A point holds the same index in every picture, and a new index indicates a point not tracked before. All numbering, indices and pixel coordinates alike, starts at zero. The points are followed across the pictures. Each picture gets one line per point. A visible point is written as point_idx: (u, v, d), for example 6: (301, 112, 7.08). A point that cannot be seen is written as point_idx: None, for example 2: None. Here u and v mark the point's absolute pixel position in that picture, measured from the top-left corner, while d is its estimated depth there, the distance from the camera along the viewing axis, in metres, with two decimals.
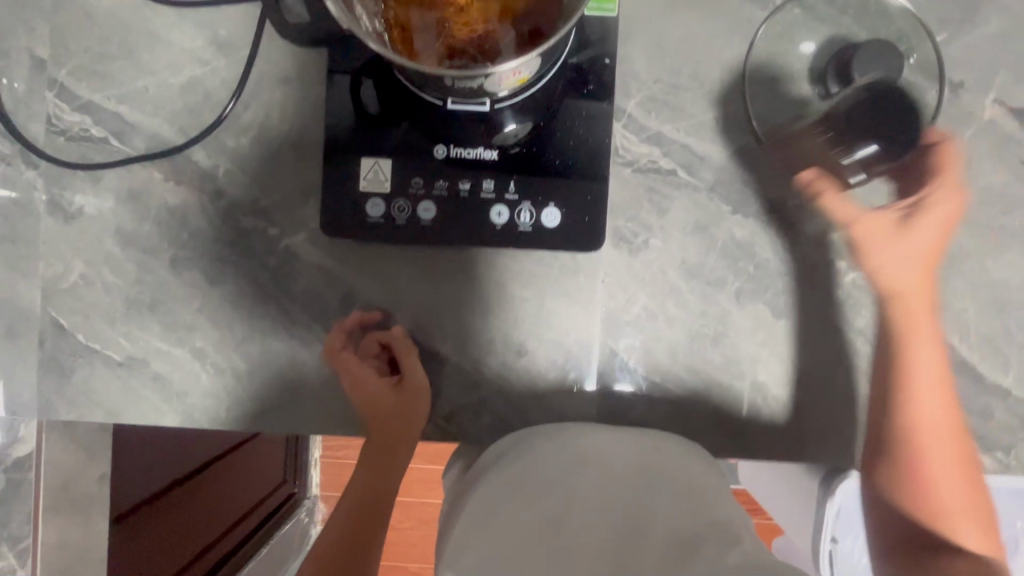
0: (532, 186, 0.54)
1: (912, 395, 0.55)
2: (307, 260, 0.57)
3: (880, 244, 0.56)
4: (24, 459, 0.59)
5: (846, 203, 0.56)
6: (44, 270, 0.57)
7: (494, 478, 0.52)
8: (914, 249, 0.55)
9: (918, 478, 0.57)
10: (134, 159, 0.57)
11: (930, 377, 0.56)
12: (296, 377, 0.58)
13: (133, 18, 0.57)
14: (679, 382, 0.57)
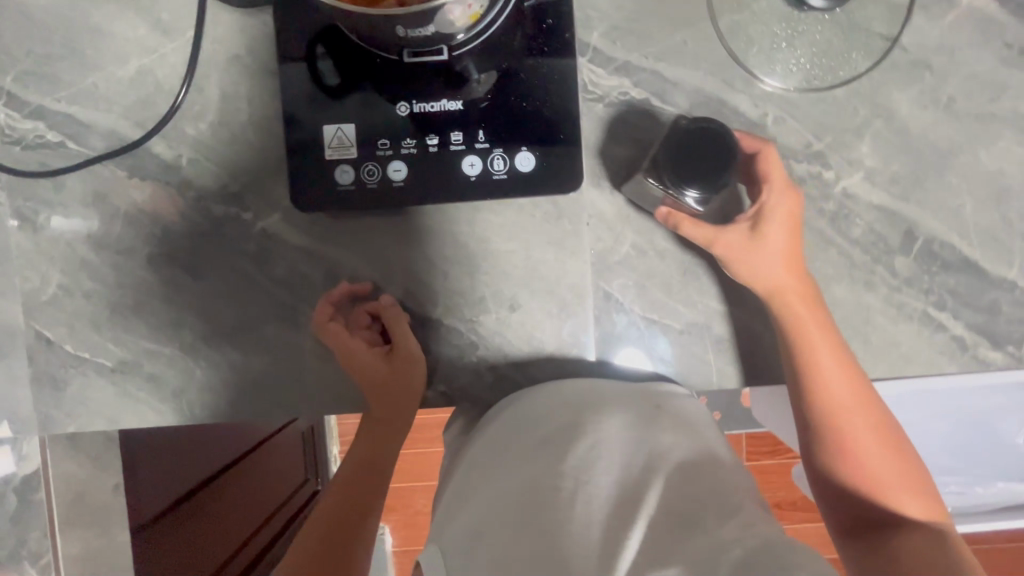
0: (502, 132, 0.53)
1: (814, 385, 0.52)
2: (284, 240, 0.56)
3: (742, 256, 0.53)
4: (32, 476, 0.59)
5: (701, 223, 0.52)
6: (22, 284, 0.56)
7: (480, 448, 0.57)
8: (772, 252, 0.52)
9: (851, 462, 0.53)
10: (95, 160, 0.55)
11: (829, 362, 0.52)
12: (290, 360, 0.57)
13: (71, 13, 0.55)
14: (676, 315, 0.57)
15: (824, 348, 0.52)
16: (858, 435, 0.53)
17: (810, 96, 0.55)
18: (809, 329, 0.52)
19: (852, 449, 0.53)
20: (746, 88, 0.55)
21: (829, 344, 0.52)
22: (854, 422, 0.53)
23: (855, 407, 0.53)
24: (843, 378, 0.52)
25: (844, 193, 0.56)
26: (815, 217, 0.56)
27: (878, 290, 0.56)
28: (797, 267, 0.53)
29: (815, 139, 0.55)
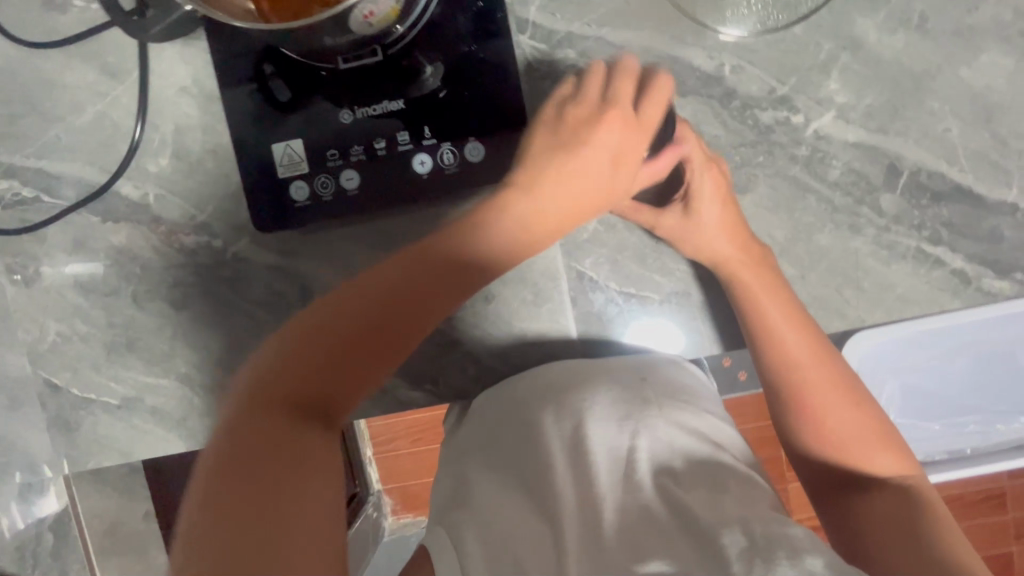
0: (448, 125, 0.52)
1: (778, 359, 0.54)
2: (256, 263, 0.57)
3: (683, 236, 0.54)
4: (63, 514, 0.63)
5: (639, 211, 0.54)
6: (24, 337, 0.59)
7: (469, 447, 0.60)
8: (707, 230, 0.54)
9: (817, 421, 0.55)
10: (69, 209, 0.57)
11: (789, 334, 0.54)
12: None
13: (26, 70, 0.56)
14: (654, 286, 0.55)
15: (784, 321, 0.53)
16: (829, 400, 0.55)
17: (767, 38, 0.52)
18: (767, 303, 0.53)
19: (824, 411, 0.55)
20: (699, 40, 0.53)
21: (789, 316, 0.53)
22: (823, 387, 0.55)
23: (820, 373, 0.55)
24: (805, 346, 0.54)
25: (817, 135, 0.53)
26: (789, 165, 0.53)
27: (866, 232, 0.53)
28: (740, 237, 0.53)
29: (778, 84, 0.52)
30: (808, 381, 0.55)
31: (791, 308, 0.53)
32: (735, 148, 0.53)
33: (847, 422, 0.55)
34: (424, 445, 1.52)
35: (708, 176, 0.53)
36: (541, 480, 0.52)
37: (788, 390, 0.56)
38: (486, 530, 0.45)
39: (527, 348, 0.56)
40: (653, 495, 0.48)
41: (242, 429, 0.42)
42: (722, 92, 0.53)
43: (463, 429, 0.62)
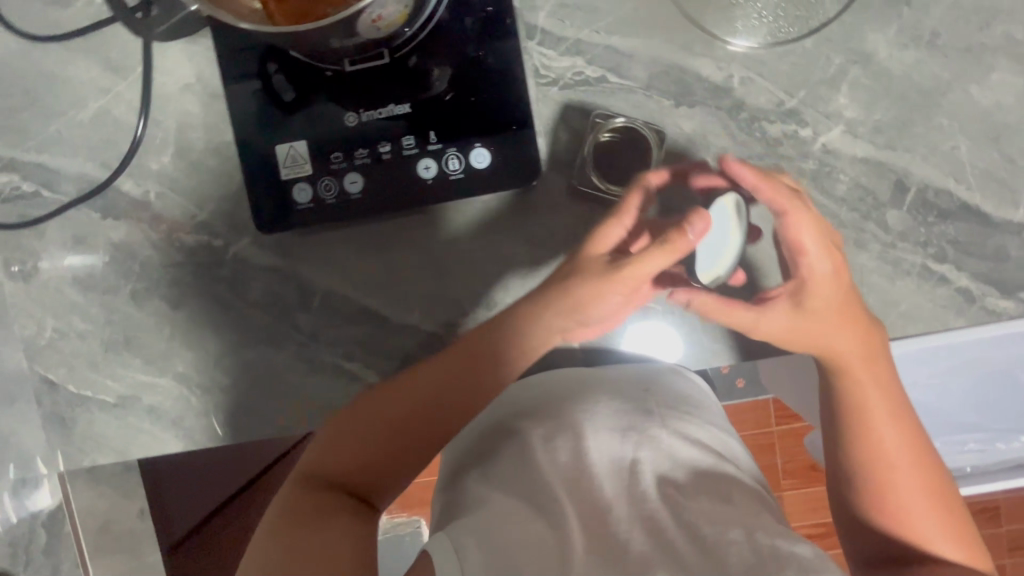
0: (454, 130, 0.52)
1: (860, 415, 0.51)
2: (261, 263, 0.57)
3: (787, 338, 0.51)
4: (56, 511, 0.62)
5: (736, 308, 0.50)
6: (22, 332, 0.59)
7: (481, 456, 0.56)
8: (818, 331, 0.50)
9: (875, 465, 0.50)
10: (69, 205, 0.57)
11: (870, 386, 0.51)
12: (272, 376, 0.57)
13: (28, 63, 0.56)
14: (658, 297, 0.54)
15: (862, 370, 0.51)
16: (895, 473, 0.50)
17: (777, 50, 0.52)
18: (843, 347, 0.50)
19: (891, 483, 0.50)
20: (709, 51, 0.52)
21: (869, 365, 0.51)
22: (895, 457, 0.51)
23: (896, 441, 0.51)
24: (885, 402, 0.51)
25: (825, 150, 0.52)
26: (796, 178, 0.53)
27: (873, 248, 0.53)
28: (853, 326, 0.50)
29: (787, 97, 0.52)
30: (880, 449, 0.51)
31: (865, 352, 0.51)
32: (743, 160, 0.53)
33: (916, 504, 0.50)
34: None
35: (822, 293, 0.50)
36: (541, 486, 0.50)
37: (857, 453, 0.51)
38: (486, 543, 0.43)
39: None
40: (658, 506, 0.46)
41: (304, 474, 0.47)
42: (731, 103, 0.52)
43: (470, 436, 0.60)
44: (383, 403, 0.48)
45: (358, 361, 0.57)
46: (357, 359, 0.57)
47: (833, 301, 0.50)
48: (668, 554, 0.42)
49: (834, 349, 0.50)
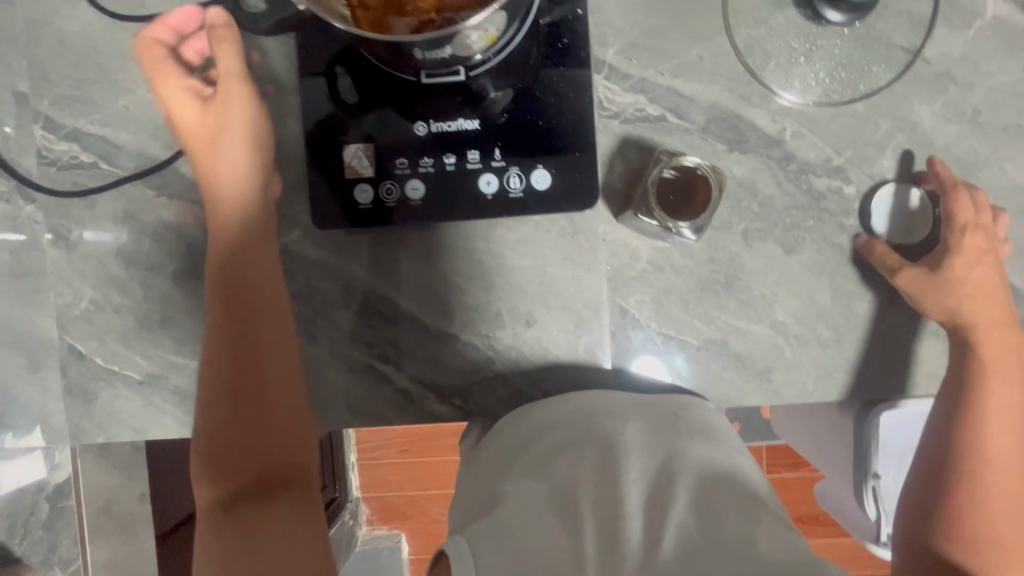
0: (519, 150, 0.53)
1: (983, 403, 0.51)
2: (246, 239, 0.54)
3: (931, 288, 0.51)
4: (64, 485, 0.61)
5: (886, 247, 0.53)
6: (56, 300, 0.59)
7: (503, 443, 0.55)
8: (968, 280, 0.51)
9: (973, 500, 0.50)
10: (125, 180, 0.57)
11: (1006, 405, 0.51)
12: (251, 359, 0.54)
13: (104, 39, 0.57)
14: (694, 332, 0.56)
15: (1003, 385, 0.51)
16: (972, 489, 0.51)
17: (830, 109, 0.55)
18: (993, 357, 0.51)
19: (978, 500, 0.50)
20: (765, 103, 0.55)
21: (1007, 377, 0.52)
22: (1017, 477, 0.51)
23: (1005, 458, 0.51)
24: (1000, 423, 0.51)
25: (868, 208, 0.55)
26: (838, 233, 0.55)
27: (905, 307, 0.55)
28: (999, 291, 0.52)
29: (834, 154, 0.55)
30: (967, 466, 0.51)
31: (1013, 367, 0.52)
32: (788, 209, 0.55)
33: (1009, 521, 0.50)
34: (412, 456, 1.51)
35: (984, 224, 0.52)
36: (570, 494, 0.48)
37: (937, 471, 0.52)
38: (511, 556, 0.43)
39: (560, 376, 0.57)
40: (691, 520, 0.44)
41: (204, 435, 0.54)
42: (782, 154, 0.55)
43: (500, 437, 0.56)
44: (224, 361, 0.54)
45: (392, 363, 0.57)
46: (393, 361, 0.57)
47: (978, 321, 0.51)
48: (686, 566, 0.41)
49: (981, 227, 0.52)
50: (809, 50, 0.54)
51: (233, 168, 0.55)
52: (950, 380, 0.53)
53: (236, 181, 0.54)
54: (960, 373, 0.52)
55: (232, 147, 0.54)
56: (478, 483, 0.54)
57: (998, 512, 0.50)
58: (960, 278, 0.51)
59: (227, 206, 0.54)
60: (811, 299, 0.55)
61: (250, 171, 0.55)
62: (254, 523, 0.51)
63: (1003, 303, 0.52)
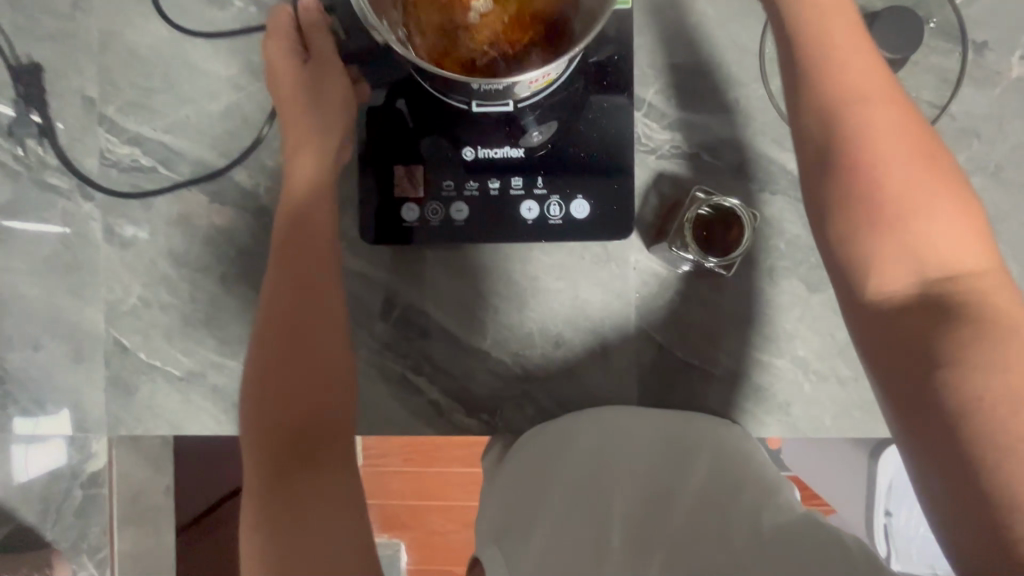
0: (560, 180, 0.56)
1: (874, 198, 0.40)
2: (315, 237, 0.53)
3: (887, 129, 0.40)
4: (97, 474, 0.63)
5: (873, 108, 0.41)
6: (106, 294, 0.61)
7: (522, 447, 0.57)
8: (898, 124, 0.40)
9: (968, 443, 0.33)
10: (181, 185, 0.60)
11: (914, 182, 0.40)
12: (309, 346, 0.49)
13: (172, 52, 0.61)
14: (717, 362, 0.58)
15: (937, 224, 0.39)
16: (928, 412, 0.35)
17: None
18: (891, 164, 0.40)
19: (940, 398, 0.34)
20: None
21: (935, 211, 0.39)
22: (961, 257, 0.38)
23: (980, 293, 0.37)
24: (963, 251, 0.38)
25: None
26: None
27: None
28: (908, 125, 0.41)
29: None
30: (930, 343, 0.36)
31: (935, 187, 0.39)
32: (813, 248, 0.57)
33: (1003, 431, 0.32)
34: (416, 466, 1.51)
35: (876, 80, 0.42)
36: (602, 507, 0.54)
37: (871, 342, 0.38)
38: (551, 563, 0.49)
39: (584, 397, 0.59)
40: (696, 519, 0.51)
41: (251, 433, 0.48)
42: None
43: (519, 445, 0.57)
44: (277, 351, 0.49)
45: (425, 375, 0.60)
46: (425, 372, 0.60)
47: (853, 137, 0.41)
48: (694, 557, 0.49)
49: (878, 92, 0.42)
50: None
51: (307, 164, 0.55)
52: (816, 168, 0.42)
53: (310, 176, 0.55)
54: (853, 189, 0.40)
55: (310, 144, 0.56)
56: (506, 487, 0.56)
57: (974, 382, 0.34)
58: (827, 119, 0.42)
59: (296, 207, 0.54)
60: (832, 337, 0.57)
61: (321, 169, 0.55)
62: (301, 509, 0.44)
63: (917, 146, 0.40)
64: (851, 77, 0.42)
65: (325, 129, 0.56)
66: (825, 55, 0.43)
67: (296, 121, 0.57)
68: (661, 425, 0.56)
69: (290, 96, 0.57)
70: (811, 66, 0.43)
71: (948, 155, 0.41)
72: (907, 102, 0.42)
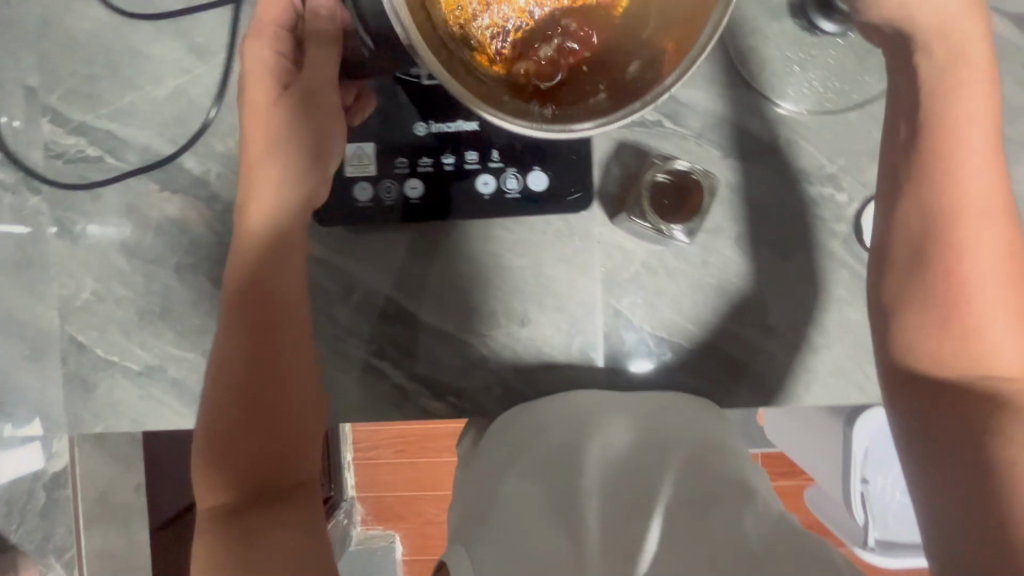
0: (517, 152, 0.54)
1: (958, 270, 0.43)
2: (273, 248, 0.51)
3: (972, 205, 0.43)
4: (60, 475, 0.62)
5: (952, 172, 0.43)
6: (59, 290, 0.59)
7: (499, 440, 0.55)
8: (976, 191, 0.43)
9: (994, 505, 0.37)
10: (130, 174, 0.58)
11: (992, 281, 0.42)
12: (270, 361, 0.51)
13: (114, 36, 0.58)
14: (687, 335, 0.57)
15: (1008, 331, 0.42)
16: (971, 480, 0.38)
17: (824, 118, 0.56)
18: (981, 266, 0.42)
19: (984, 471, 0.37)
20: (761, 110, 0.56)
21: (1004, 318, 0.42)
22: (1015, 361, 0.41)
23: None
24: (1014, 356, 0.41)
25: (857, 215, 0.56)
26: (830, 241, 0.56)
27: None
28: (1002, 200, 0.43)
29: (828, 162, 0.56)
30: (972, 419, 0.40)
31: (1015, 299, 0.42)
32: (779, 215, 0.56)
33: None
34: (407, 457, 1.50)
35: (975, 139, 0.43)
36: (571, 495, 0.47)
37: (915, 410, 0.42)
38: (507, 550, 0.43)
39: (552, 376, 0.58)
40: (677, 513, 0.45)
41: (213, 441, 0.50)
42: (778, 161, 0.56)
43: (485, 447, 0.57)
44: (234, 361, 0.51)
45: (389, 361, 0.58)
46: (389, 358, 0.58)
47: (946, 227, 0.43)
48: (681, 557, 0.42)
49: (971, 165, 0.43)
50: (801, 61, 0.56)
51: (264, 195, 0.50)
52: (902, 248, 0.45)
53: (265, 213, 0.50)
54: (924, 252, 0.44)
55: (275, 165, 0.50)
56: (479, 474, 0.55)
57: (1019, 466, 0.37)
58: (928, 205, 0.43)
59: (253, 228, 0.50)
60: (803, 304, 0.56)
61: (279, 203, 0.50)
62: (259, 538, 0.46)
63: (1004, 233, 0.43)
64: (947, 145, 0.43)
65: (287, 156, 0.50)
66: (936, 131, 0.44)
67: (255, 136, 0.50)
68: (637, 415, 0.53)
69: (253, 104, 0.50)
70: (931, 139, 0.44)
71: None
72: (1008, 190, 0.43)
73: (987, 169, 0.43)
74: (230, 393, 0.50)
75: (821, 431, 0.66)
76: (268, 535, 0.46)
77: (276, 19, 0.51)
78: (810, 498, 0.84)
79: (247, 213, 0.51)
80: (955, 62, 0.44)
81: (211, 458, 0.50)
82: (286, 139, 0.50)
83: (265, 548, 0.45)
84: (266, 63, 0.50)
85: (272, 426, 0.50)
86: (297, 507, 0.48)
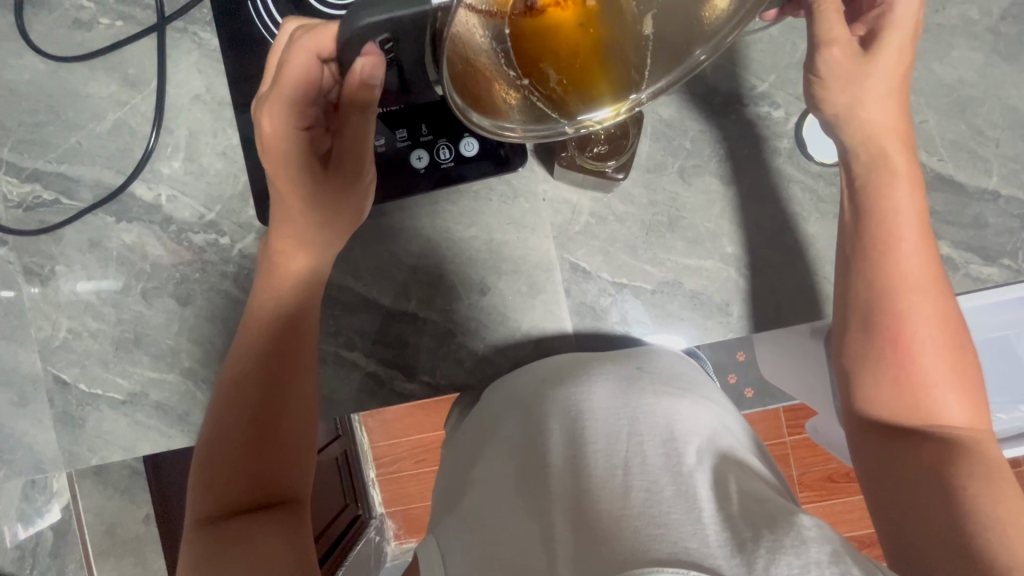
0: (444, 122, 0.55)
1: (905, 319, 0.48)
2: (287, 287, 0.54)
3: (906, 256, 0.49)
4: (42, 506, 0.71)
5: (880, 220, 0.49)
6: (36, 334, 0.60)
7: (473, 428, 0.60)
8: (907, 248, 0.49)
9: (945, 501, 0.42)
10: (86, 211, 0.60)
11: (932, 342, 0.48)
12: (279, 378, 0.53)
13: (51, 82, 0.61)
14: (646, 276, 0.57)
15: (952, 387, 0.47)
16: (938, 504, 0.42)
17: (744, 39, 0.57)
18: (923, 334, 0.48)
19: (949, 500, 0.42)
20: None
21: (949, 375, 0.47)
22: (960, 415, 0.47)
23: (978, 446, 0.45)
24: (960, 407, 0.47)
25: (785, 121, 0.57)
26: (770, 157, 0.57)
27: None
28: (932, 252, 0.49)
29: (758, 81, 0.57)
30: (925, 449, 0.45)
31: (954, 359, 0.48)
32: (716, 141, 0.57)
33: (993, 528, 0.40)
34: (429, 466, 1.49)
35: (900, 199, 0.49)
36: (540, 479, 0.48)
37: (880, 450, 0.47)
38: (471, 540, 0.45)
39: (520, 341, 0.58)
40: (660, 484, 0.44)
41: (212, 452, 0.52)
42: (704, 91, 0.57)
43: (462, 430, 0.63)
44: (231, 379, 0.53)
45: (359, 351, 0.58)
46: (357, 348, 0.58)
47: (890, 292, 0.48)
48: (657, 515, 0.40)
49: (902, 224, 0.49)
50: None
51: (297, 244, 0.54)
52: (858, 309, 0.49)
53: (295, 260, 0.54)
54: (872, 292, 0.49)
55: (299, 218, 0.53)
56: (457, 463, 0.59)
57: (974, 499, 0.41)
58: (870, 278, 0.49)
59: (284, 276, 0.54)
60: (755, 226, 0.56)
61: (320, 254, 0.55)
62: (240, 543, 0.47)
63: (936, 282, 0.49)
64: (884, 202, 0.49)
65: (330, 217, 0.54)
66: (875, 180, 0.50)
67: (292, 208, 0.53)
68: (619, 381, 0.54)
69: (290, 178, 0.51)
70: (870, 210, 0.49)
71: (972, 344, 0.49)
72: (934, 245, 0.49)
73: (917, 225, 0.49)
74: (226, 409, 0.53)
75: (800, 349, 0.65)
76: (249, 532, 0.47)
77: (301, 86, 0.46)
78: (812, 427, 0.83)
79: (276, 257, 0.54)
80: (884, 140, 0.50)
81: (203, 466, 0.52)
82: (330, 206, 0.53)
83: (247, 545, 0.46)
84: (296, 139, 0.50)
85: (268, 444, 0.52)
86: (282, 516, 0.50)
